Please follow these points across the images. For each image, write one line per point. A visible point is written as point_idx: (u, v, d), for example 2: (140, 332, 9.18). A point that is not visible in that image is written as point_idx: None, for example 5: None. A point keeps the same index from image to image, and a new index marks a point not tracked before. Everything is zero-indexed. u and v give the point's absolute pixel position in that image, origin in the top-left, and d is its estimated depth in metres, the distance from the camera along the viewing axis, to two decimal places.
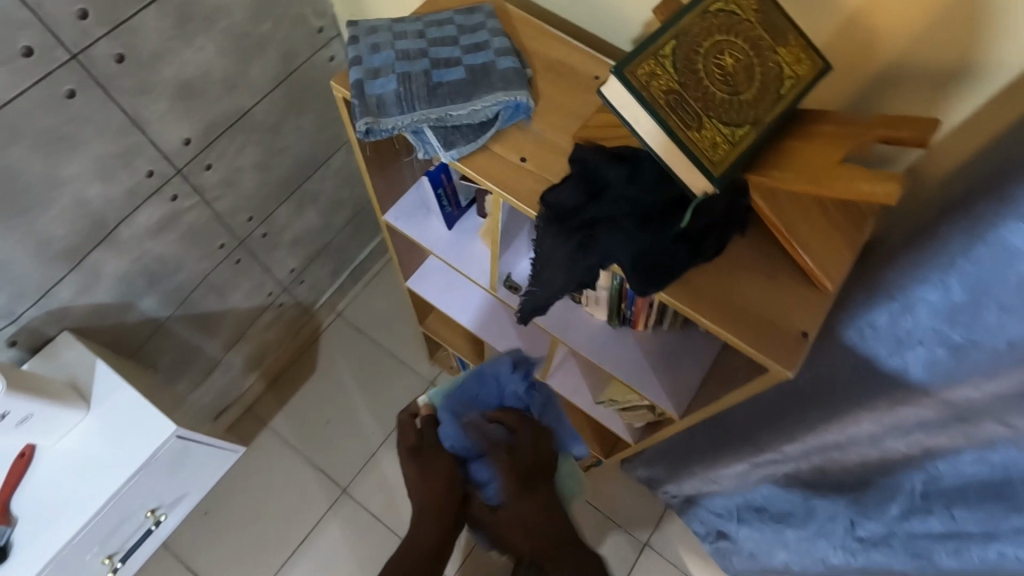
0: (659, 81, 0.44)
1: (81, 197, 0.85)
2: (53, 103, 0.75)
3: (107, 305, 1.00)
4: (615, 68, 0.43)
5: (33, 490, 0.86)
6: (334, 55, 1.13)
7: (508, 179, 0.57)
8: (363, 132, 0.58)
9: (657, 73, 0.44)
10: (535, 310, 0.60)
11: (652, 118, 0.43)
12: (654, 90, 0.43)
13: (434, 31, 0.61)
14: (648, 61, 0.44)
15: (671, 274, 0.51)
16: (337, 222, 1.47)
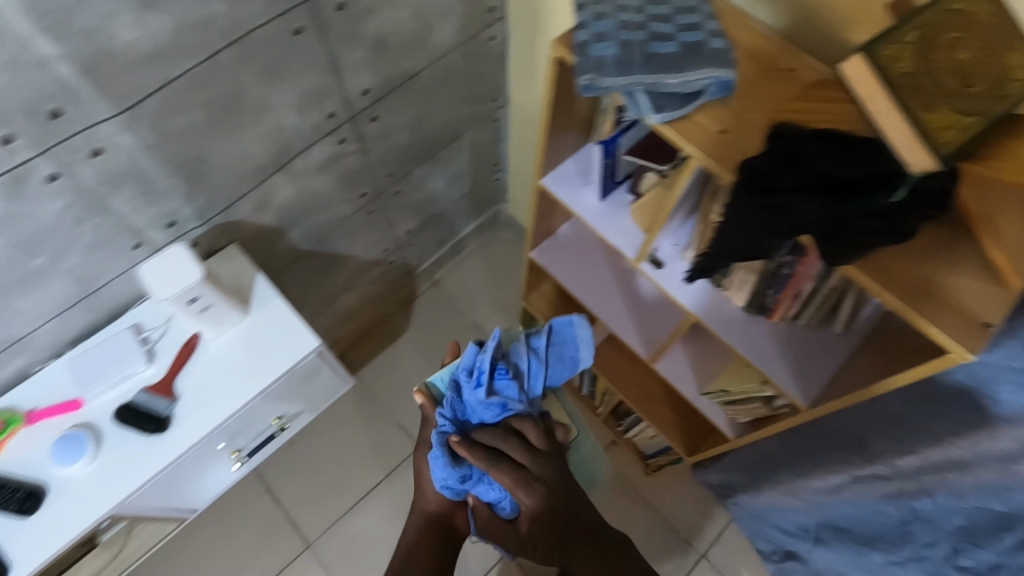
0: (900, 64, 0.49)
1: (277, 125, 0.95)
2: (283, 36, 0.85)
3: (268, 228, 1.10)
4: (863, 47, 0.49)
5: (193, 374, 0.95)
6: (496, 35, 1.21)
7: (708, 147, 0.63)
8: (581, 87, 0.64)
9: (898, 57, 0.50)
10: (701, 272, 0.71)
11: (887, 94, 0.49)
12: (894, 71, 0.49)
13: (652, 8, 0.67)
14: (892, 46, 0.50)
15: (861, 250, 0.55)
16: (456, 194, 1.54)
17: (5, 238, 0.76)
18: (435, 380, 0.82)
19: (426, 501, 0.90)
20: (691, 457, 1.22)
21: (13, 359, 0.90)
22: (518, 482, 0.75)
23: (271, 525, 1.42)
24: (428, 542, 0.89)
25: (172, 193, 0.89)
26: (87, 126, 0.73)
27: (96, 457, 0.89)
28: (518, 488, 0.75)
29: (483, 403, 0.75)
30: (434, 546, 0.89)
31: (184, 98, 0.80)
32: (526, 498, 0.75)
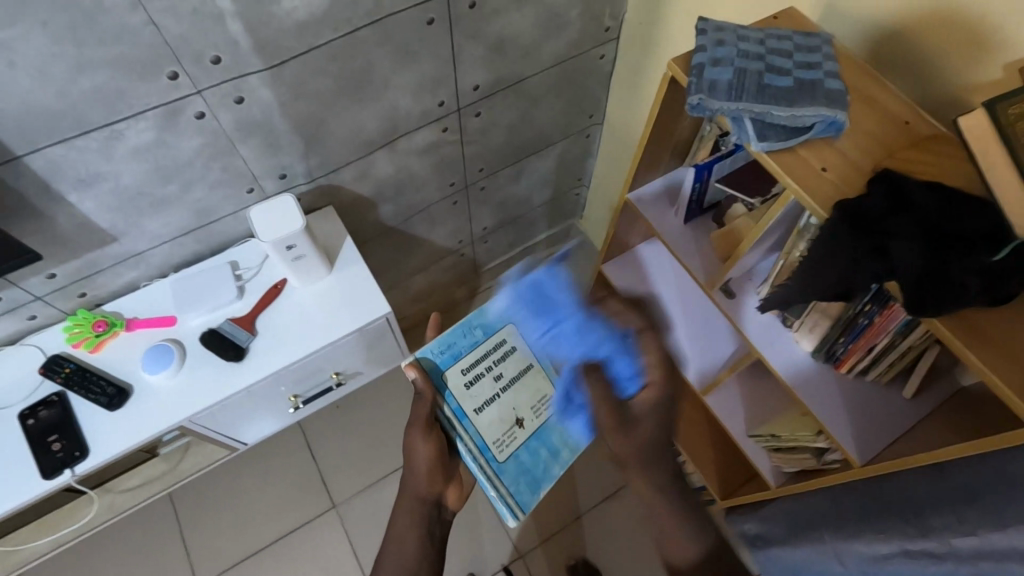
0: None
1: (393, 104, 1.02)
2: (417, 24, 0.92)
3: (363, 198, 1.18)
4: (988, 102, 0.51)
5: (274, 316, 1.04)
6: (605, 54, 1.25)
7: (808, 181, 0.64)
8: (691, 105, 0.68)
9: None
10: (775, 305, 0.75)
11: (1007, 150, 0.51)
12: (1018, 129, 0.51)
13: (773, 42, 0.70)
14: (1023, 105, 0.51)
15: (953, 304, 0.54)
16: (536, 200, 1.59)
17: (149, 162, 0.86)
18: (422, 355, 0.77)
19: (415, 483, 0.83)
20: (723, 500, 1.19)
21: (128, 271, 1.01)
22: (610, 407, 0.77)
23: (305, 479, 1.48)
24: (414, 527, 0.83)
25: (290, 149, 0.97)
26: (239, 75, 0.83)
27: (179, 372, 0.98)
28: (607, 406, 0.77)
29: (580, 334, 0.81)
30: (421, 531, 0.83)
31: (320, 64, 0.88)
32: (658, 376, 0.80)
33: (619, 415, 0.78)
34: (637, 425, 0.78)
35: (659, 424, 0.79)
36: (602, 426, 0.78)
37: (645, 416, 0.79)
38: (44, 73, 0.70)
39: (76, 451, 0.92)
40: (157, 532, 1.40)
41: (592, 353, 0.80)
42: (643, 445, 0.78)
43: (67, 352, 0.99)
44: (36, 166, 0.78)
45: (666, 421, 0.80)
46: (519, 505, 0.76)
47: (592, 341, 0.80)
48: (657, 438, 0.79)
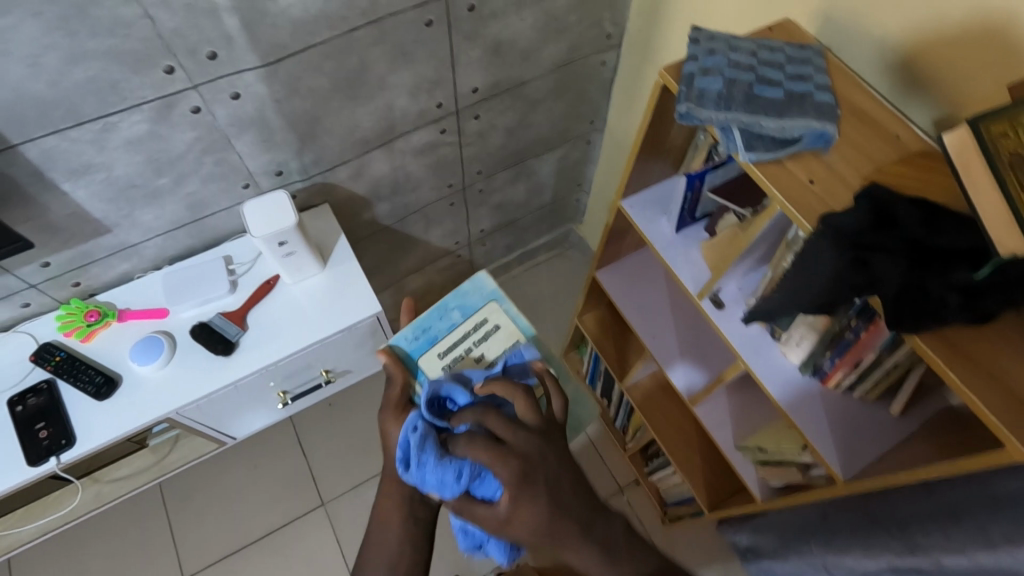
0: (1008, 141, 0.50)
1: (389, 104, 1.03)
2: (415, 25, 0.93)
3: (358, 196, 1.18)
4: (971, 118, 0.51)
5: (265, 311, 1.04)
6: (606, 60, 1.25)
7: (795, 191, 0.64)
8: (679, 114, 0.68)
9: (1009, 135, 0.50)
10: (759, 316, 0.75)
11: (989, 167, 0.50)
12: (1001, 147, 0.50)
13: (765, 54, 0.71)
14: (1007, 122, 0.50)
15: (933, 322, 0.54)
16: (535, 204, 1.58)
17: (143, 154, 0.87)
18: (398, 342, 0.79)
19: (393, 463, 0.73)
20: (711, 512, 1.18)
21: (121, 262, 1.02)
22: (503, 462, 0.58)
23: (293, 476, 1.48)
24: (400, 513, 0.74)
25: (285, 146, 0.98)
26: (234, 71, 0.83)
27: (168, 363, 0.99)
28: (497, 462, 0.58)
29: (434, 469, 0.61)
30: (404, 513, 0.74)
31: (316, 62, 0.89)
32: (508, 472, 0.58)
33: (514, 458, 0.59)
34: (509, 522, 0.59)
35: (559, 533, 0.59)
36: (492, 524, 0.60)
37: (525, 490, 0.58)
38: (39, 63, 0.70)
39: (63, 438, 0.92)
40: (146, 522, 1.41)
41: (448, 488, 0.61)
42: (534, 535, 0.59)
43: (59, 341, 1.00)
44: (30, 154, 0.79)
45: (562, 487, 0.60)
46: (508, 535, 0.70)
47: (450, 470, 0.61)
48: (555, 536, 0.59)
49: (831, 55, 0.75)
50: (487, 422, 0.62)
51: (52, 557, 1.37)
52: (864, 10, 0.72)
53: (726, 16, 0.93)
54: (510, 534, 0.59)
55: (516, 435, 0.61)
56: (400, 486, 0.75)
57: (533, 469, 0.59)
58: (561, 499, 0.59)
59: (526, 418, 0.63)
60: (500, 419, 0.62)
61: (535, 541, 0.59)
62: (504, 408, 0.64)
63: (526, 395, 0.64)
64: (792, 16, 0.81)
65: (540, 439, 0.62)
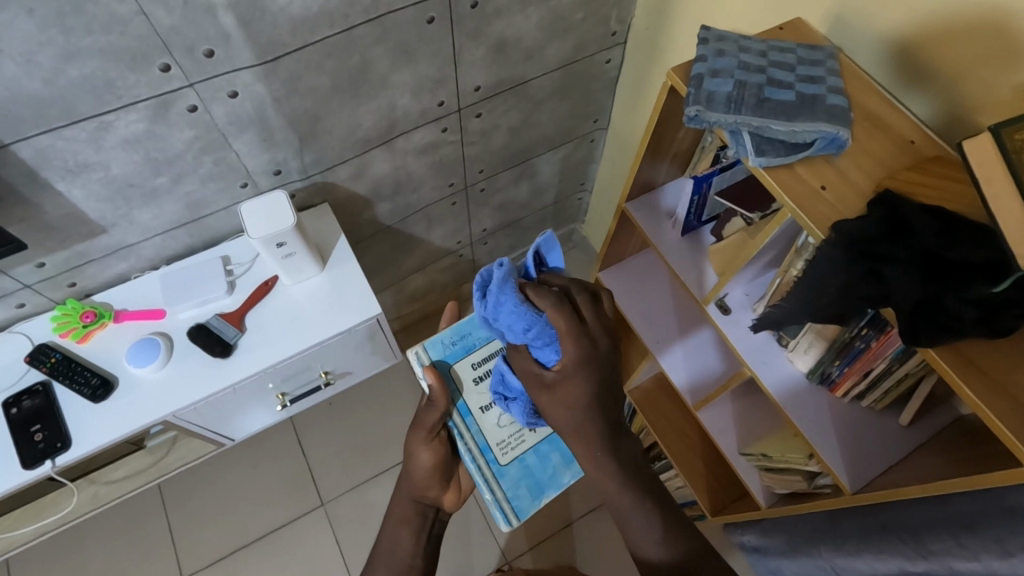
0: None
1: (391, 102, 1.01)
2: (417, 22, 0.91)
3: (359, 196, 1.16)
4: (993, 126, 0.49)
5: (264, 312, 1.02)
6: (611, 59, 1.22)
7: (806, 197, 0.63)
8: (688, 117, 0.67)
9: None
10: (770, 325, 0.74)
11: (1010, 177, 0.49)
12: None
13: (775, 55, 0.70)
14: None
15: (946, 334, 0.53)
16: (538, 204, 1.57)
17: (140, 153, 0.85)
18: (433, 348, 0.80)
19: (411, 485, 0.80)
20: (713, 516, 1.17)
21: (118, 262, 1.01)
22: (575, 340, 0.61)
23: (294, 476, 1.47)
24: (409, 523, 0.80)
25: (284, 145, 0.96)
26: (231, 70, 0.81)
27: (164, 365, 0.97)
28: (571, 338, 0.60)
29: (513, 309, 0.60)
30: (415, 529, 0.80)
31: (317, 60, 0.87)
32: (577, 351, 0.61)
33: (587, 341, 0.61)
34: (563, 386, 0.63)
35: (591, 419, 0.65)
36: (538, 382, 0.65)
37: (580, 373, 0.62)
38: (33, 60, 0.69)
39: (57, 442, 0.91)
40: (144, 521, 1.40)
41: (517, 332, 0.62)
42: (571, 414, 0.65)
43: (55, 342, 0.99)
44: (23, 154, 0.77)
45: (605, 393, 0.65)
46: (515, 511, 0.76)
47: (523, 319, 0.60)
48: (589, 421, 0.65)
49: (843, 58, 0.74)
50: (580, 291, 0.63)
51: (52, 557, 1.36)
52: (877, 13, 0.70)
53: (734, 15, 0.91)
54: (547, 402, 0.65)
55: (594, 325, 0.63)
56: (413, 504, 0.81)
57: (592, 366, 0.62)
58: (601, 402, 0.65)
59: (603, 315, 0.64)
60: (583, 294, 0.63)
61: (569, 426, 0.66)
62: (593, 300, 0.64)
63: (612, 294, 0.66)
64: (804, 17, 0.79)
65: (610, 338, 0.64)
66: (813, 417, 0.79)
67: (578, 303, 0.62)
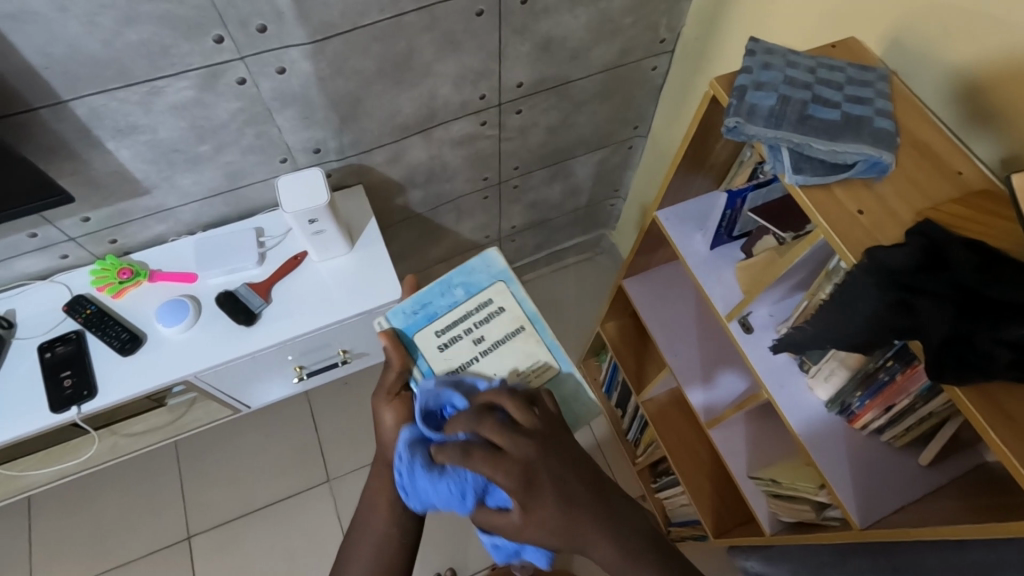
0: None
1: (433, 91, 1.02)
2: (465, 13, 0.91)
3: (392, 181, 1.18)
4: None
5: (290, 285, 1.05)
6: (656, 66, 1.21)
7: (842, 219, 0.61)
8: (726, 128, 0.66)
9: None
10: (791, 347, 0.71)
11: None
12: None
13: (824, 72, 0.69)
14: None
15: (976, 373, 0.51)
16: (569, 206, 1.56)
17: (187, 121, 0.88)
18: (396, 316, 0.79)
19: (383, 449, 0.78)
20: (716, 538, 1.15)
21: (157, 224, 1.04)
22: (501, 469, 0.58)
23: (303, 450, 1.50)
24: (386, 490, 0.77)
25: (324, 124, 0.98)
26: (281, 46, 0.84)
27: (190, 328, 1.01)
28: (496, 470, 0.58)
29: (436, 489, 0.61)
30: (392, 496, 0.77)
31: (363, 43, 0.88)
32: (508, 478, 0.58)
33: (517, 464, 0.59)
34: (528, 515, 0.58)
35: (577, 520, 0.58)
36: (507, 528, 0.60)
37: (533, 496, 0.58)
38: (96, 22, 0.72)
39: (85, 390, 0.95)
40: (158, 476, 1.45)
41: (458, 503, 0.61)
42: (550, 533, 0.58)
43: (92, 294, 1.03)
44: (79, 111, 0.81)
45: (570, 486, 0.60)
46: None
47: (451, 488, 0.61)
48: (574, 523, 0.58)
49: (897, 81, 0.72)
50: (481, 436, 0.61)
51: (72, 499, 1.42)
52: (938, 37, 0.68)
53: (789, 30, 0.89)
54: (529, 538, 0.59)
55: (513, 442, 0.60)
56: (390, 471, 0.78)
57: (536, 470, 0.59)
58: (572, 497, 0.59)
59: (523, 424, 0.62)
60: (489, 423, 0.61)
61: (558, 541, 0.58)
62: (498, 412, 0.63)
63: (513, 399, 0.64)
64: (859, 38, 0.77)
65: (540, 444, 0.61)
66: (826, 448, 0.77)
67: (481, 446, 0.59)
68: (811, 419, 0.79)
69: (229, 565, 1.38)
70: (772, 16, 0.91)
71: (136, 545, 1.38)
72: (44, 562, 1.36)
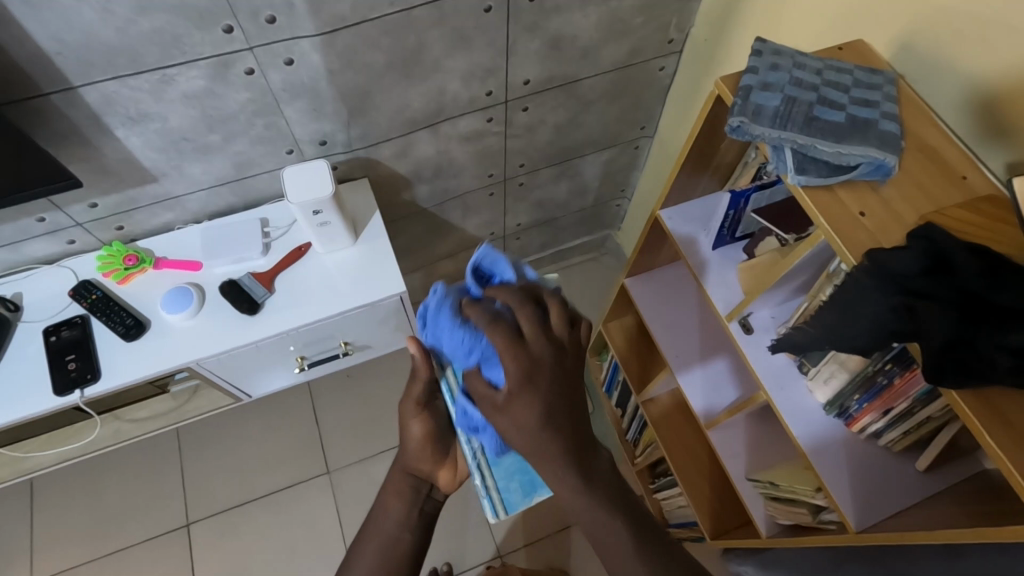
0: None
1: (441, 86, 1.02)
2: (475, 9, 0.92)
3: (398, 175, 1.19)
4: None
5: (294, 276, 1.06)
6: (665, 67, 1.21)
7: (845, 221, 0.61)
8: (731, 127, 0.66)
9: None
10: (790, 347, 0.71)
11: None
12: None
13: (831, 74, 0.68)
14: None
15: (975, 378, 0.51)
16: (575, 205, 1.56)
17: (197, 110, 0.89)
18: None
19: (405, 457, 0.79)
20: (712, 540, 1.15)
21: (164, 212, 1.05)
22: (512, 355, 0.55)
23: (304, 440, 1.51)
24: (400, 496, 0.77)
25: (333, 116, 0.99)
26: (292, 38, 0.84)
27: (195, 315, 1.01)
28: (506, 352, 0.55)
29: (452, 332, 0.61)
30: (407, 502, 0.77)
31: (373, 37, 0.89)
32: (516, 368, 0.54)
33: (526, 356, 0.55)
34: (509, 406, 0.55)
35: (548, 443, 0.55)
36: (489, 404, 0.57)
37: (527, 390, 0.55)
38: (110, 9, 0.73)
39: (88, 373, 0.96)
40: (159, 462, 1.47)
41: (463, 356, 0.61)
42: (523, 436, 0.55)
43: (98, 279, 1.04)
44: (90, 97, 0.82)
45: (560, 408, 0.56)
46: (504, 504, 0.71)
47: (463, 341, 0.60)
48: (544, 442, 0.55)
49: (905, 84, 0.71)
50: (516, 317, 0.57)
51: (75, 482, 1.44)
52: (948, 42, 0.67)
53: (798, 33, 0.89)
54: (502, 425, 0.56)
55: (537, 339, 0.56)
56: (407, 478, 0.79)
57: (542, 370, 0.55)
58: (555, 421, 0.55)
59: (555, 332, 0.57)
60: (527, 310, 0.57)
61: (523, 447, 0.56)
62: (540, 309, 0.58)
63: (562, 307, 0.59)
64: (870, 42, 0.77)
65: (557, 354, 0.56)
66: (822, 451, 0.77)
67: (500, 326, 0.56)
68: (809, 421, 0.79)
69: (228, 553, 1.39)
70: (783, 19, 0.91)
71: (136, 530, 1.40)
72: (46, 544, 1.37)
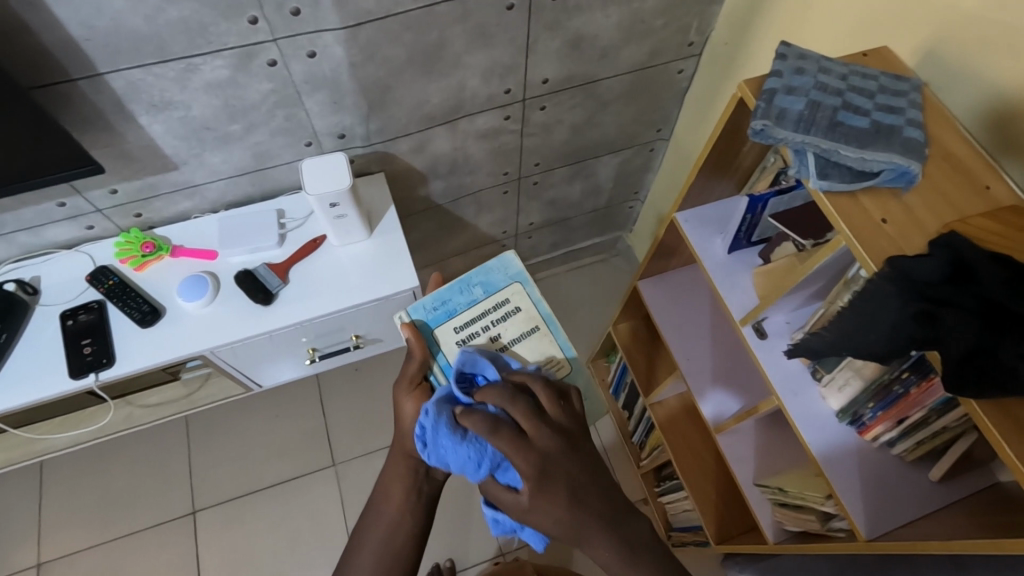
0: None
1: (461, 82, 1.03)
2: (498, 6, 0.92)
3: (414, 170, 1.19)
4: None
5: (308, 268, 1.06)
6: (684, 69, 1.21)
7: (867, 226, 0.61)
8: (754, 130, 0.66)
9: None
10: (806, 353, 0.69)
11: None
12: None
13: (856, 80, 0.68)
14: None
15: (997, 388, 0.50)
16: (588, 205, 1.56)
17: (219, 99, 0.90)
18: (415, 311, 0.81)
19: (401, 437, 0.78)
20: (718, 544, 1.15)
21: (182, 200, 1.06)
22: (523, 455, 0.61)
23: (310, 432, 1.52)
24: (400, 480, 0.77)
25: (353, 109, 0.99)
26: (316, 31, 0.85)
27: (210, 304, 1.02)
28: (517, 453, 0.61)
29: (455, 451, 0.65)
30: (409, 485, 0.77)
31: (396, 31, 0.89)
32: (527, 466, 0.61)
33: (534, 453, 0.62)
34: (532, 507, 0.63)
35: (582, 518, 0.62)
36: (514, 507, 0.64)
37: (545, 486, 0.61)
38: None
39: (103, 357, 0.97)
40: (167, 449, 1.48)
41: (472, 471, 0.65)
42: (556, 525, 0.62)
43: (115, 265, 1.05)
44: (116, 84, 0.82)
45: (582, 489, 0.63)
46: None
47: (470, 458, 0.65)
48: (579, 522, 0.62)
49: (929, 91, 0.71)
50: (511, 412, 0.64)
51: (83, 466, 1.45)
52: (974, 49, 0.67)
53: (821, 38, 0.89)
54: (534, 520, 0.63)
55: (537, 430, 0.63)
56: (407, 460, 0.78)
57: (552, 463, 0.62)
58: (583, 499, 0.62)
59: (550, 413, 0.65)
60: (518, 404, 0.64)
61: (559, 534, 0.62)
62: (529, 395, 0.66)
63: (546, 386, 0.67)
64: (895, 48, 0.76)
65: (564, 439, 0.64)
66: (834, 458, 0.76)
67: (511, 434, 0.62)
68: (822, 426, 0.79)
69: (233, 540, 1.40)
70: (805, 23, 0.91)
71: (142, 515, 1.41)
72: (53, 526, 1.39)
